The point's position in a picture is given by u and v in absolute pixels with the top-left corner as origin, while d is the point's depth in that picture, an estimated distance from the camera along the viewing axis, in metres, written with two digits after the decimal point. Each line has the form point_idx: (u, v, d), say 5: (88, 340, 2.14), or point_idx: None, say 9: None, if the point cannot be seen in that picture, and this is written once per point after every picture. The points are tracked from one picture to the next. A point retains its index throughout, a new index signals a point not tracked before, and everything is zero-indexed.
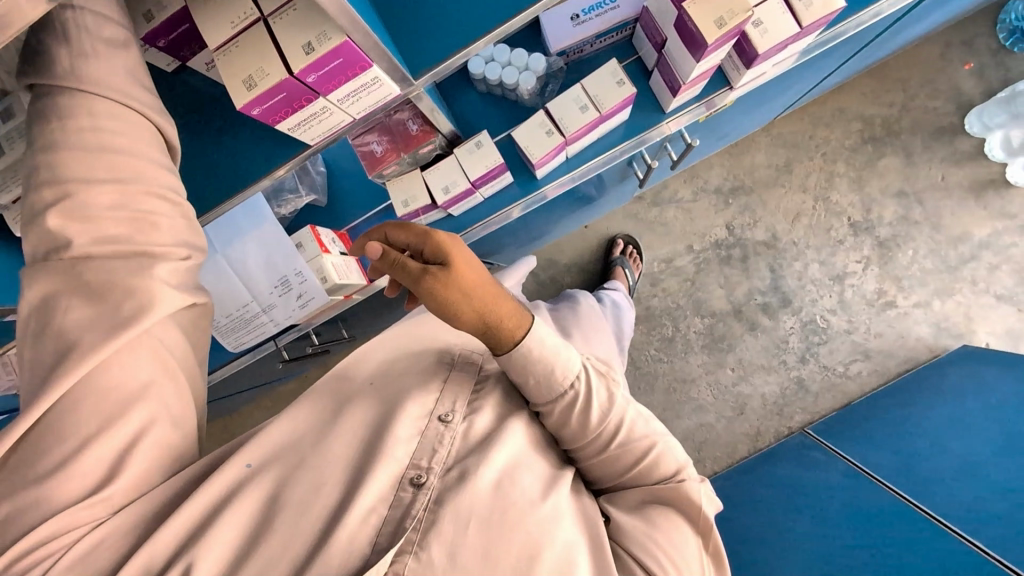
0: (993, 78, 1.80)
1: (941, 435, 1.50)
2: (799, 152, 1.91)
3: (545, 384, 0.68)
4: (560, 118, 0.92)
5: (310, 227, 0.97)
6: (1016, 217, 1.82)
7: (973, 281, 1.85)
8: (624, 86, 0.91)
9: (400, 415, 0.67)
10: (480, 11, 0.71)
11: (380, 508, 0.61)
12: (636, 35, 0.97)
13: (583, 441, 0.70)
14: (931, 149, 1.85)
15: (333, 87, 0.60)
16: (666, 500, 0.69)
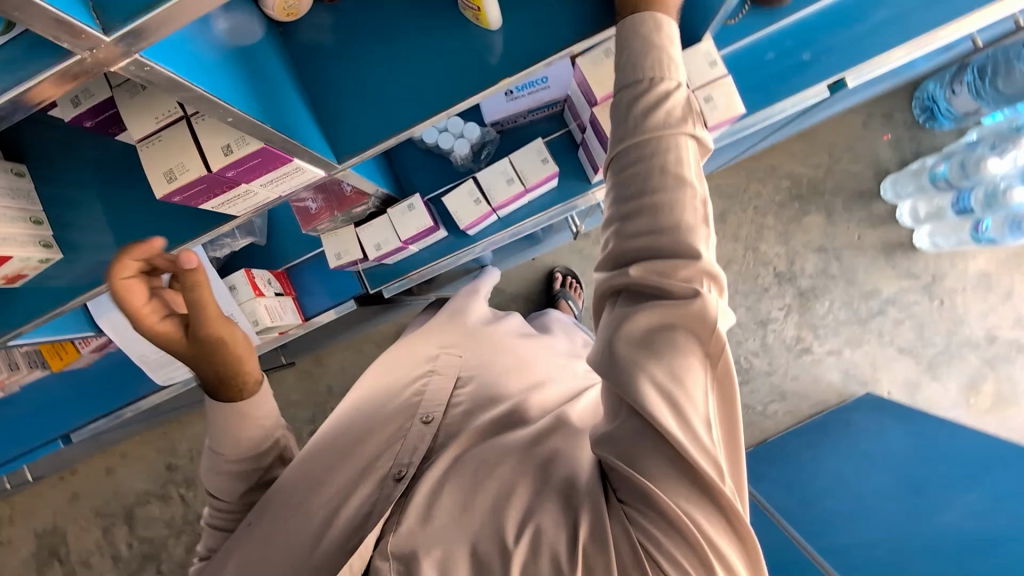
0: (907, 149, 1.96)
1: (841, 475, 1.62)
2: (733, 203, 2.04)
3: (643, 80, 0.62)
4: (488, 189, 1.00)
5: (244, 272, 1.02)
6: (919, 278, 2.01)
7: (880, 333, 2.03)
8: (548, 164, 0.98)
9: (387, 427, 0.80)
10: (403, 103, 0.79)
11: (365, 506, 0.70)
12: (565, 112, 1.05)
13: (642, 181, 0.61)
14: (850, 210, 2.01)
15: (255, 176, 0.66)
16: (679, 324, 0.58)
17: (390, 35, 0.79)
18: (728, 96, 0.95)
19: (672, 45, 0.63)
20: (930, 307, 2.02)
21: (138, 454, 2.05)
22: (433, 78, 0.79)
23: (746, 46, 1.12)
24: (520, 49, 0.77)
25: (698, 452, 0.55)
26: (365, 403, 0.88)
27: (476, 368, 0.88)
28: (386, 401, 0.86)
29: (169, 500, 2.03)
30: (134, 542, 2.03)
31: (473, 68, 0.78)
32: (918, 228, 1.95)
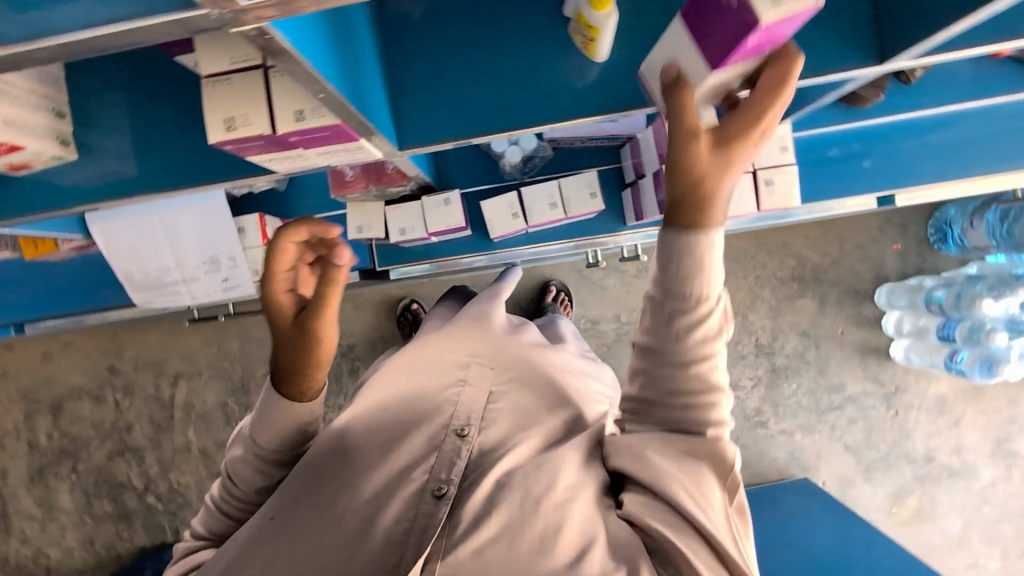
0: (910, 263, 2.02)
1: (764, 549, 1.70)
2: (737, 266, 2.06)
3: (690, 290, 0.60)
4: (529, 206, 0.97)
5: (258, 215, 0.97)
6: (882, 385, 2.08)
7: (833, 426, 2.11)
8: (596, 199, 0.97)
9: (416, 431, 0.80)
10: (482, 108, 0.76)
11: (402, 522, 0.71)
12: (623, 149, 1.03)
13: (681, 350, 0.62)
14: (842, 305, 2.06)
15: (315, 146, 0.64)
16: (700, 454, 0.64)
17: (486, 32, 0.75)
18: (788, 186, 0.94)
19: (715, 247, 0.60)
20: (883, 415, 2.10)
21: (83, 347, 2.00)
22: (521, 88, 0.76)
23: (817, 133, 1.11)
24: (612, 85, 0.75)
25: (729, 554, 0.61)
26: (395, 398, 0.86)
27: (511, 386, 0.87)
28: (416, 399, 0.85)
29: (103, 403, 2.00)
30: (55, 434, 1.99)
31: (560, 90, 0.75)
32: (898, 339, 2.02)
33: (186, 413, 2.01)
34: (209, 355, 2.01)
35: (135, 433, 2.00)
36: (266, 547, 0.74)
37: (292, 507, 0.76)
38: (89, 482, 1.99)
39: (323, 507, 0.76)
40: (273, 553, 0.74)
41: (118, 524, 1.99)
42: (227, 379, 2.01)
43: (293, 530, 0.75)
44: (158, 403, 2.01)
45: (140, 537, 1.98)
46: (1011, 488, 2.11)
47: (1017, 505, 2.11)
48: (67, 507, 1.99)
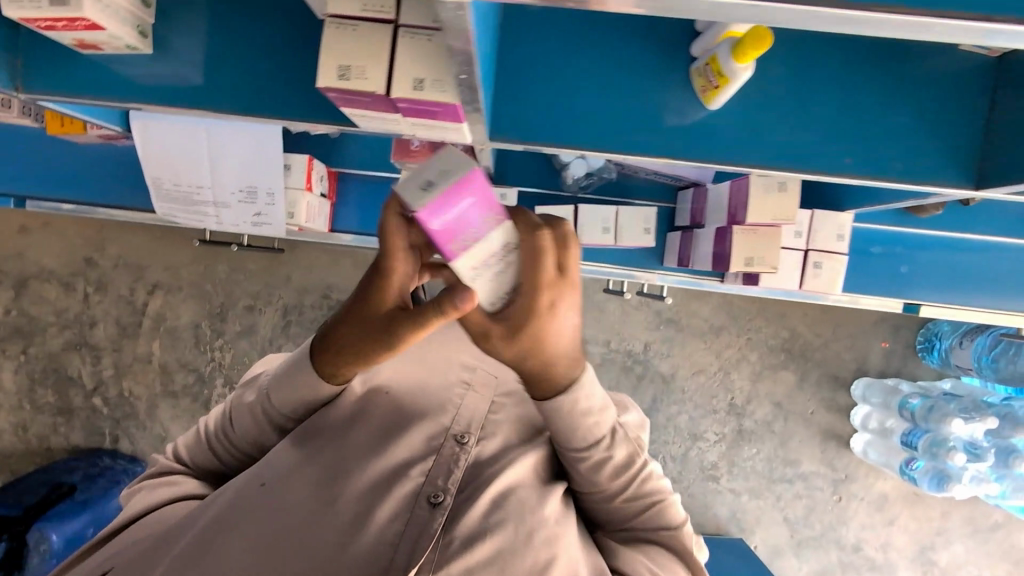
0: (893, 364, 2.08)
1: None
2: (732, 323, 2.09)
3: (594, 427, 0.73)
4: (582, 225, 0.96)
5: (308, 156, 0.97)
6: (835, 470, 2.13)
7: (778, 497, 2.15)
8: (648, 236, 0.96)
9: (415, 427, 0.82)
10: (574, 123, 0.81)
11: (395, 523, 0.73)
12: (686, 192, 1.02)
13: (599, 488, 0.80)
14: (819, 385, 2.11)
15: (416, 115, 0.69)
16: (662, 542, 0.81)
17: (597, 48, 0.80)
18: (834, 274, 0.95)
19: (588, 391, 0.69)
20: (827, 497, 2.14)
21: (65, 233, 1.97)
22: (622, 113, 0.81)
23: (867, 226, 1.13)
24: (705, 132, 0.81)
25: None
26: (398, 388, 0.88)
27: (510, 400, 0.90)
28: (418, 397, 0.87)
29: (71, 292, 1.99)
30: (13, 311, 1.99)
31: (655, 124, 0.81)
32: (861, 432, 2.08)
33: (154, 324, 2.00)
34: (193, 273, 1.99)
35: (97, 330, 2.00)
36: (254, 515, 0.75)
37: (286, 479, 0.79)
38: (36, 367, 2.00)
39: (318, 486, 0.78)
40: (260, 523, 0.74)
41: (56, 417, 1.99)
42: (204, 301, 1.99)
43: (285, 503, 0.76)
44: (128, 307, 2.00)
45: (76, 436, 1.99)
46: None
47: None
48: (9, 388, 2.00)
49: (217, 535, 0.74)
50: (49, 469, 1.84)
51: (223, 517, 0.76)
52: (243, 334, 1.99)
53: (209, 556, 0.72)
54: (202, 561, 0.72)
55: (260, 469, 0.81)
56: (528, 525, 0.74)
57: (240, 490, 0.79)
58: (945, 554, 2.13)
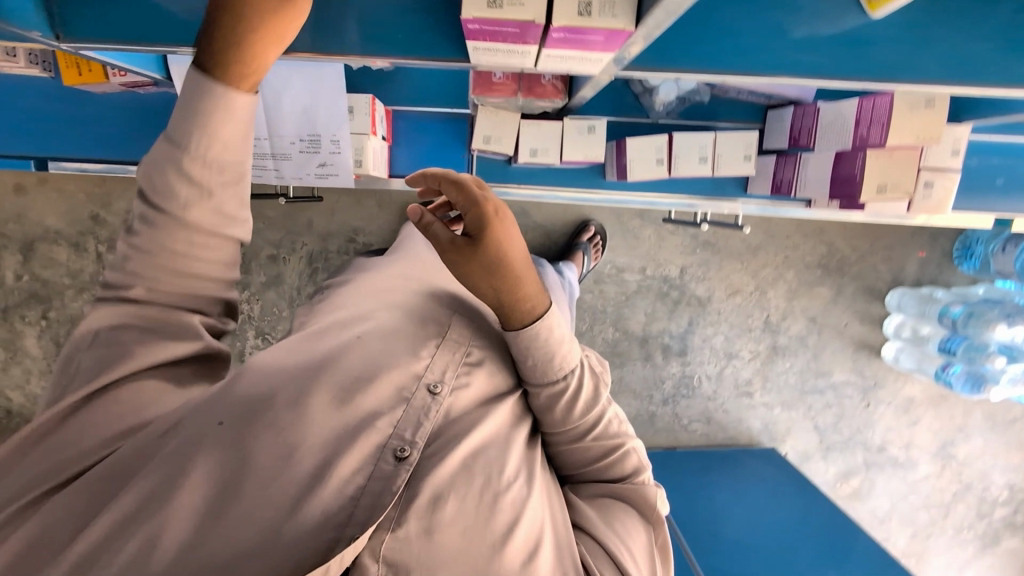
0: (927, 273, 2.08)
1: (721, 516, 1.83)
2: (770, 243, 2.06)
3: (555, 362, 0.76)
4: (677, 156, 1.06)
5: (370, 98, 1.06)
6: (863, 377, 2.17)
7: (810, 407, 2.20)
8: (748, 162, 1.07)
9: (383, 377, 0.73)
10: (721, 49, 0.78)
11: (358, 478, 0.65)
12: (779, 113, 1.09)
13: (565, 427, 0.80)
14: (854, 298, 2.11)
15: (560, 47, 0.74)
16: (628, 499, 0.79)
17: None
18: (947, 194, 0.95)
19: (556, 330, 0.76)
20: (857, 404, 2.20)
21: (66, 190, 1.84)
22: (773, 27, 0.77)
23: (977, 137, 1.17)
24: (856, 44, 0.77)
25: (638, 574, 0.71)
26: (372, 333, 0.79)
27: (490, 346, 0.81)
28: (392, 342, 0.77)
29: (82, 252, 1.88)
30: (25, 276, 1.89)
31: (793, 45, 0.78)
32: (892, 340, 2.11)
33: None
34: None
35: None
36: (201, 456, 0.64)
37: (247, 420, 0.67)
38: (60, 332, 1.93)
39: (276, 429, 0.66)
40: (202, 471, 0.63)
41: None
42: None
43: (240, 448, 0.65)
44: None
45: None
46: (939, 484, 2.25)
47: (939, 498, 2.26)
48: (35, 354, 1.94)
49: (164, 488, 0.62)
50: None
51: (167, 460, 0.63)
52: (269, 285, 1.94)
53: (155, 507, 0.61)
54: (142, 520, 0.60)
55: (214, 403, 0.68)
56: (497, 489, 0.68)
57: (195, 420, 0.67)
58: (963, 447, 2.23)
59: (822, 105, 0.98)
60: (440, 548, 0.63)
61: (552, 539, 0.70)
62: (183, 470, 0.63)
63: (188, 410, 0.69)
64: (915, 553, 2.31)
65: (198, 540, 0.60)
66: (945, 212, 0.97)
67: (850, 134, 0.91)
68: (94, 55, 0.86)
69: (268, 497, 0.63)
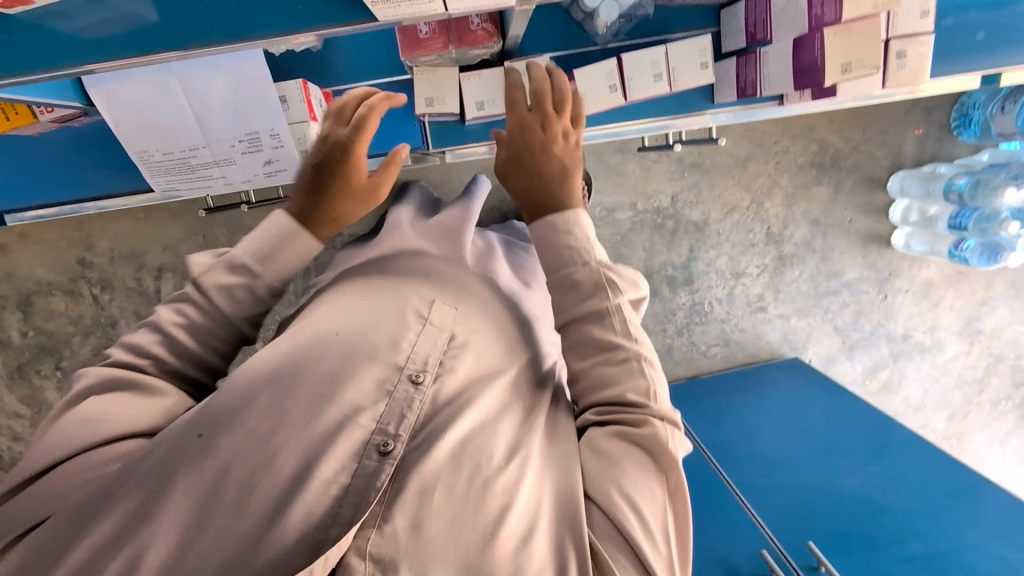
0: (927, 151, 2.00)
1: (750, 434, 1.84)
2: (758, 151, 1.99)
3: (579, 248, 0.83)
4: (631, 79, 1.01)
5: (301, 83, 1.02)
6: (876, 270, 2.13)
7: (827, 310, 2.17)
8: (705, 70, 1.01)
9: (359, 374, 0.74)
10: None
11: (341, 477, 0.68)
12: (732, 8, 1.02)
13: (575, 324, 0.82)
14: (854, 192, 2.04)
15: None
16: (637, 448, 0.74)
17: None
18: (921, 60, 0.90)
19: (561, 227, 0.84)
20: (874, 298, 2.16)
21: (47, 241, 1.85)
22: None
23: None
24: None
25: (645, 544, 0.68)
26: (349, 330, 0.80)
27: (468, 332, 0.85)
28: (368, 332, 0.79)
29: (78, 298, 1.90)
30: (29, 331, 1.91)
31: None
32: (900, 227, 2.05)
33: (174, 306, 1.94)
34: (192, 247, 1.89)
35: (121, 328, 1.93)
36: (181, 472, 0.66)
37: (224, 424, 0.69)
38: None
39: (258, 434, 0.69)
40: (192, 482, 0.66)
41: None
42: None
43: (221, 455, 0.68)
44: (142, 298, 1.92)
45: None
46: (969, 361, 2.23)
47: (971, 375, 2.25)
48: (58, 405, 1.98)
49: (153, 506, 0.65)
50: None
51: (150, 477, 0.66)
52: None
53: (144, 520, 0.65)
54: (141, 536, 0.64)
55: (193, 415, 0.70)
56: (486, 476, 0.71)
57: (174, 434, 0.69)
58: (990, 320, 2.19)
59: None
60: (430, 539, 0.66)
61: (550, 517, 0.71)
62: (170, 481, 0.66)
63: (174, 423, 0.71)
64: (955, 434, 2.31)
65: (188, 549, 0.64)
66: (924, 81, 0.93)
67: (803, 17, 0.86)
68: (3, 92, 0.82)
69: (254, 508, 0.65)
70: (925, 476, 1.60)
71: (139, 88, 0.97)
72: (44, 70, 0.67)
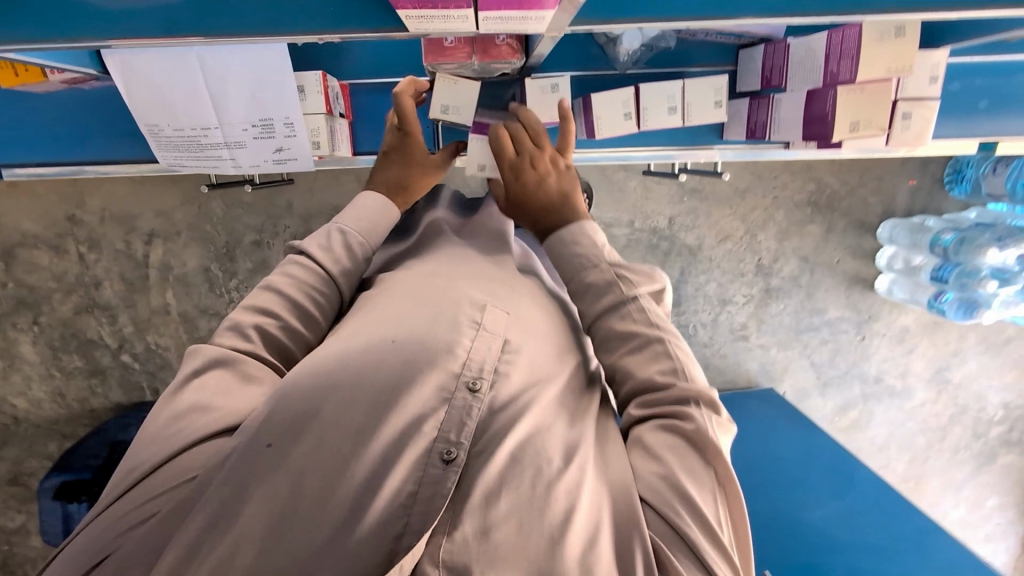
0: (919, 202, 2.05)
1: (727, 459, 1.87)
2: (758, 184, 2.02)
3: (586, 253, 0.92)
4: (645, 109, 1.02)
5: (320, 74, 1.03)
6: (857, 312, 2.18)
7: (806, 345, 2.22)
8: (719, 109, 1.04)
9: (420, 383, 0.73)
10: None
11: (409, 484, 0.68)
12: (752, 49, 1.05)
13: (595, 324, 0.89)
14: (846, 234, 2.09)
15: (493, 7, 0.69)
16: (687, 442, 0.75)
17: None
18: (925, 123, 0.93)
19: (559, 243, 0.94)
20: (852, 338, 2.21)
21: (37, 192, 1.81)
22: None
23: (954, 60, 1.14)
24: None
25: (705, 540, 0.68)
26: (404, 337, 0.78)
27: (520, 337, 0.84)
28: (425, 337, 0.78)
29: (63, 254, 1.88)
30: (9, 283, 1.88)
31: None
32: (885, 273, 2.10)
33: (162, 274, 1.93)
34: (188, 216, 1.88)
35: (104, 289, 1.92)
36: (257, 483, 0.66)
37: (291, 437, 0.69)
38: (54, 335, 1.94)
39: (325, 441, 0.69)
40: (269, 490, 0.66)
41: (90, 380, 1.99)
42: (208, 243, 1.91)
43: (291, 465, 0.67)
44: (130, 262, 1.91)
45: (115, 394, 2.01)
46: (935, 409, 2.30)
47: (935, 422, 2.31)
48: (31, 360, 1.95)
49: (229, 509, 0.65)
50: (101, 431, 1.85)
51: (229, 490, 0.66)
52: (256, 271, 1.95)
53: (222, 528, 0.64)
54: (220, 540, 0.64)
55: (257, 423, 0.69)
56: (549, 480, 0.71)
57: (243, 446, 0.68)
58: (959, 371, 2.26)
59: (792, 42, 0.95)
60: (498, 546, 0.66)
61: (611, 523, 0.70)
62: (245, 493, 0.66)
63: (240, 431, 0.70)
64: (913, 476, 2.38)
65: (266, 553, 0.63)
66: (926, 143, 0.95)
67: (820, 69, 0.88)
68: (17, 55, 0.83)
69: (326, 518, 0.65)
70: (885, 516, 1.66)
71: (159, 68, 0.97)
72: (70, 41, 0.67)
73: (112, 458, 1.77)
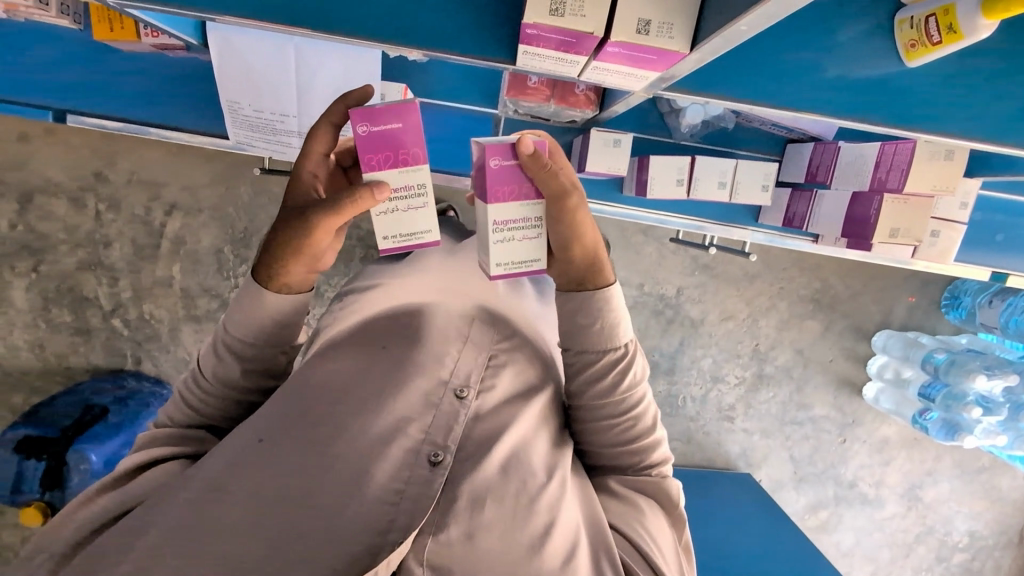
0: (915, 319, 2.13)
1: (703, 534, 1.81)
2: (766, 272, 2.09)
3: (607, 333, 0.84)
4: (698, 178, 1.09)
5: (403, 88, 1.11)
6: (841, 413, 2.21)
7: (787, 437, 2.24)
8: (765, 191, 1.12)
9: (407, 389, 0.83)
10: (767, 77, 0.81)
11: (395, 483, 0.74)
12: (800, 145, 1.14)
13: (608, 403, 0.87)
14: (843, 335, 2.15)
15: (607, 60, 0.79)
16: (654, 497, 0.87)
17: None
18: (951, 243, 1.08)
19: (611, 304, 0.84)
20: (833, 439, 2.23)
21: (72, 142, 1.84)
22: (812, 65, 0.80)
23: (985, 193, 1.23)
24: (897, 90, 0.82)
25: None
26: (393, 346, 0.90)
27: (509, 353, 0.93)
28: (410, 353, 0.88)
29: (81, 208, 1.88)
30: (19, 226, 1.87)
31: (829, 80, 0.81)
32: (874, 380, 2.16)
33: (173, 247, 1.92)
34: (213, 195, 1.90)
35: (112, 250, 1.91)
36: (252, 472, 0.72)
37: (287, 428, 0.77)
38: (49, 285, 1.91)
39: (317, 435, 0.77)
40: (265, 473, 0.72)
41: (74, 337, 1.94)
42: (227, 225, 1.92)
43: (286, 454, 0.74)
44: (144, 228, 1.91)
45: (96, 356, 1.95)
46: (903, 524, 2.30)
47: (902, 538, 2.31)
48: (20, 306, 1.92)
49: (231, 477, 0.71)
50: (75, 390, 1.82)
51: (226, 469, 0.72)
52: None
53: (217, 503, 0.69)
54: (215, 505, 0.69)
55: (261, 420, 0.78)
56: (532, 493, 0.79)
57: (241, 438, 0.76)
58: (930, 491, 2.27)
59: (842, 144, 1.05)
60: (481, 550, 0.73)
61: (588, 542, 0.78)
62: (239, 471, 0.72)
63: (235, 429, 0.78)
64: None
65: (257, 520, 0.68)
66: (948, 259, 1.11)
67: (868, 176, 0.99)
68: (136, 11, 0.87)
69: (312, 505, 0.71)
70: None
71: (258, 50, 1.02)
72: None
73: (81, 420, 1.71)
